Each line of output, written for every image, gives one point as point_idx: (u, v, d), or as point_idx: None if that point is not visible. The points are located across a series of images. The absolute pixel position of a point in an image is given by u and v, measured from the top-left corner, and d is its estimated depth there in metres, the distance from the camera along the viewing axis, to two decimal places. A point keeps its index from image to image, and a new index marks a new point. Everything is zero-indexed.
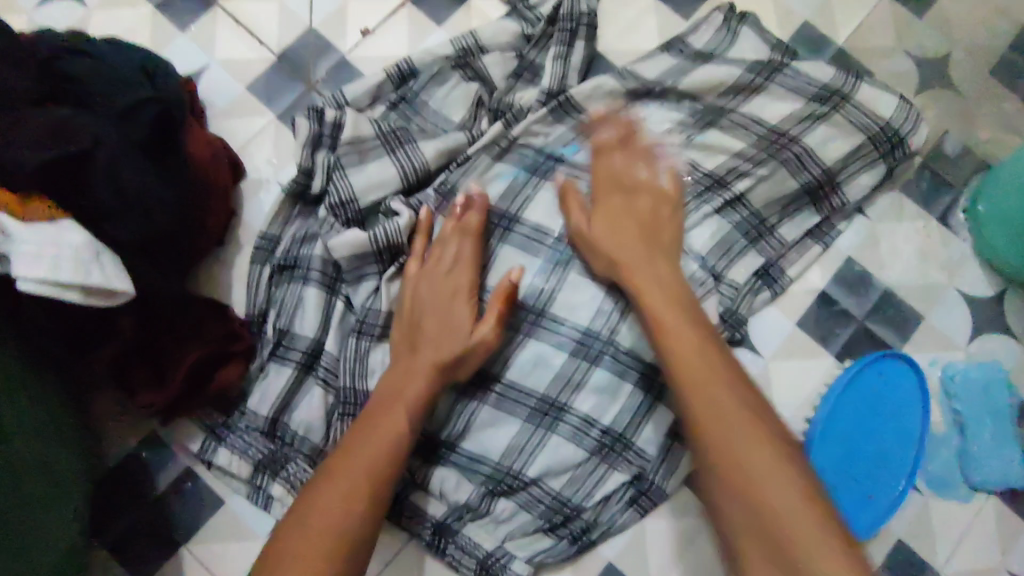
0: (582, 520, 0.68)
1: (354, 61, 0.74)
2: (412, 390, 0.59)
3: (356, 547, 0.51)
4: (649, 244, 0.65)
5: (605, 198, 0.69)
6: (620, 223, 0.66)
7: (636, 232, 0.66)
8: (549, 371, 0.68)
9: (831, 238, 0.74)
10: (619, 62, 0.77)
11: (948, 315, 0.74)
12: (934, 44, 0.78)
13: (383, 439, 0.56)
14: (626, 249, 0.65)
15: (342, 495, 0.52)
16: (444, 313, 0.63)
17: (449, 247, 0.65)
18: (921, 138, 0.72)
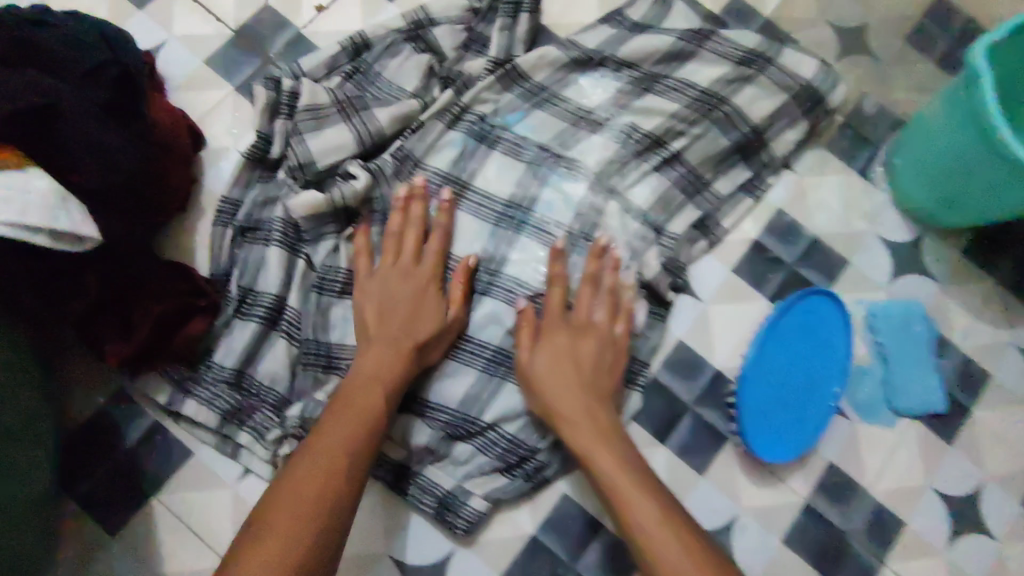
0: (536, 460, 0.69)
1: (310, 35, 0.80)
2: (391, 369, 0.63)
3: (338, 507, 0.54)
4: (589, 388, 0.65)
5: (552, 329, 0.68)
6: (562, 358, 0.66)
7: (574, 375, 0.65)
8: (499, 327, 0.71)
9: (761, 191, 0.79)
10: (564, 33, 0.84)
11: (871, 259, 0.79)
12: (850, 14, 0.87)
13: (356, 416, 0.59)
14: (567, 397, 0.64)
15: (324, 465, 0.55)
16: (415, 297, 0.67)
17: (405, 235, 0.69)
18: (839, 95, 0.79)
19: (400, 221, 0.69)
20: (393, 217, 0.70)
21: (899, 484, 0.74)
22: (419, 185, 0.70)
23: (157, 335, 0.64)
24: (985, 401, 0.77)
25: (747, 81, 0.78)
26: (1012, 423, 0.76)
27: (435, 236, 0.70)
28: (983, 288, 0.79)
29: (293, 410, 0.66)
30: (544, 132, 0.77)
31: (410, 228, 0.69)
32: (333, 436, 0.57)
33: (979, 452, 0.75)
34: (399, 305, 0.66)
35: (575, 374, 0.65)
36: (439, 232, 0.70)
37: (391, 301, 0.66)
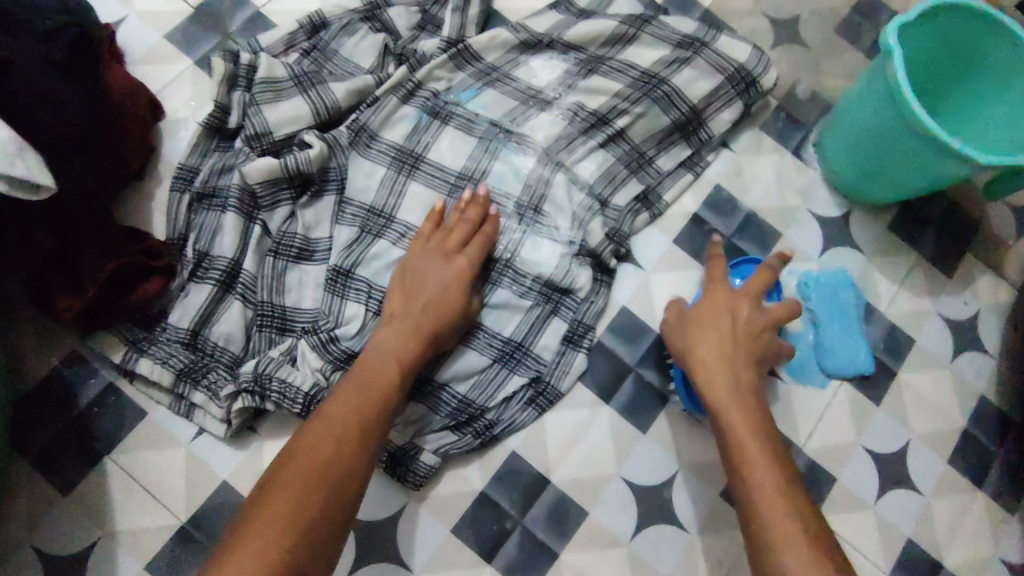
0: (485, 418, 0.72)
1: (270, 13, 0.83)
2: (407, 353, 0.64)
3: (348, 481, 0.54)
4: (738, 340, 0.65)
5: (715, 289, 0.69)
6: (723, 312, 0.67)
7: (743, 335, 0.66)
8: None
9: (701, 167, 0.84)
10: (516, 18, 0.88)
11: (802, 231, 0.84)
12: (784, 7, 0.93)
13: (377, 391, 0.60)
14: (707, 343, 0.66)
15: (339, 432, 0.56)
16: (445, 287, 0.69)
17: (454, 231, 0.72)
18: (771, 77, 0.84)
19: (461, 224, 0.72)
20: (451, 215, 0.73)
21: (831, 441, 0.78)
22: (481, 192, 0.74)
23: (112, 289, 0.66)
24: (909, 364, 0.82)
25: (689, 55, 0.83)
26: (934, 384, 0.82)
27: (480, 238, 0.72)
28: (908, 260, 0.85)
29: (246, 366, 0.68)
30: (496, 109, 0.81)
31: (461, 225, 0.72)
32: (342, 410, 0.58)
33: (904, 412, 0.80)
34: (424, 290, 0.68)
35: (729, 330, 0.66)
36: (479, 234, 0.72)
37: (420, 291, 0.68)
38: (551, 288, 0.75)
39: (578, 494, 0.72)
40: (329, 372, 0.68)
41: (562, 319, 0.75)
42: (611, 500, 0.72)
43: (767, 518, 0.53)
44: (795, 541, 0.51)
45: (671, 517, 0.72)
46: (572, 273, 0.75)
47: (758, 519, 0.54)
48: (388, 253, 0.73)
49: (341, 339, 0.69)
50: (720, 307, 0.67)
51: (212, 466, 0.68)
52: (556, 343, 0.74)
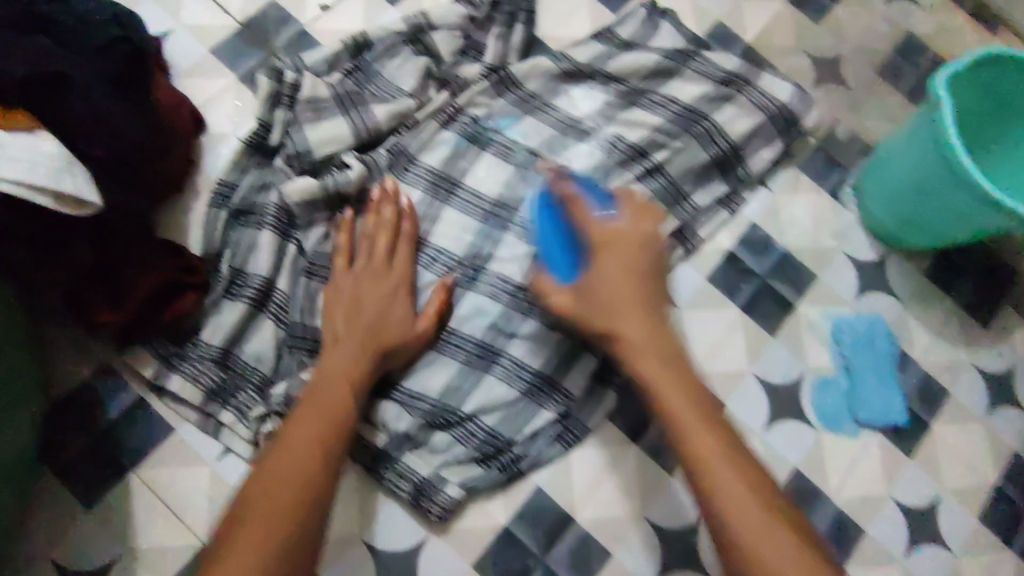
0: (512, 452, 0.71)
1: (314, 31, 0.83)
2: (357, 369, 0.65)
3: (313, 502, 0.55)
4: (644, 299, 0.62)
5: (605, 251, 0.63)
6: (625, 278, 0.62)
7: (642, 291, 0.62)
8: (481, 322, 0.73)
9: (738, 205, 0.83)
10: (557, 45, 0.87)
11: (839, 274, 0.83)
12: (827, 46, 0.93)
13: (328, 412, 0.61)
14: (624, 322, 0.61)
15: (296, 458, 0.57)
16: (382, 300, 0.68)
17: (376, 235, 0.71)
18: (813, 117, 0.84)
19: (381, 232, 0.71)
20: (368, 222, 0.71)
21: (860, 491, 0.76)
22: (391, 186, 0.72)
23: (148, 304, 0.65)
24: (942, 416, 0.80)
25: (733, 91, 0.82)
26: (966, 438, 0.80)
27: (404, 242, 0.72)
28: (943, 309, 0.84)
29: (277, 388, 0.68)
30: (534, 139, 0.80)
31: (383, 229, 0.71)
32: (298, 439, 0.58)
33: (936, 465, 0.79)
34: (364, 304, 0.68)
35: (638, 296, 0.62)
36: (403, 238, 0.72)
37: (358, 305, 0.68)
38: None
39: (602, 533, 0.71)
40: None
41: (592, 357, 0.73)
42: (635, 542, 0.71)
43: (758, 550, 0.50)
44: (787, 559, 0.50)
45: (695, 563, 0.71)
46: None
47: (746, 549, 0.51)
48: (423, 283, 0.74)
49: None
50: (620, 272, 0.62)
51: (236, 487, 0.68)
52: (585, 380, 0.73)
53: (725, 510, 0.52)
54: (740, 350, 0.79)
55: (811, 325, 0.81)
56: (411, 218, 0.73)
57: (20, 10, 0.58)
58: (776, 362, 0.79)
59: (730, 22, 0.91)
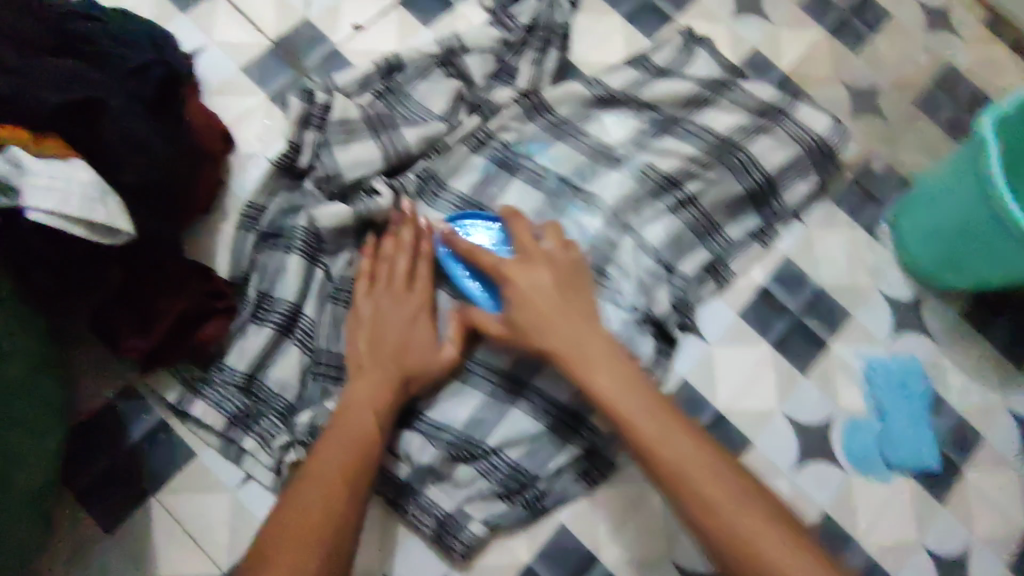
0: (536, 488, 0.70)
1: (346, 51, 0.82)
2: (380, 398, 0.63)
3: (343, 537, 0.55)
4: (565, 307, 0.64)
5: (519, 269, 0.66)
6: (538, 292, 0.64)
7: (566, 302, 0.64)
8: (509, 352, 0.71)
9: (771, 239, 0.81)
10: (590, 70, 0.86)
11: (872, 313, 0.81)
12: (864, 76, 0.91)
13: (354, 443, 0.60)
14: (561, 333, 0.62)
15: (323, 491, 0.56)
16: (405, 324, 0.67)
17: (396, 258, 0.69)
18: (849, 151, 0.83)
19: (400, 253, 0.69)
20: (386, 243, 0.69)
21: (891, 537, 0.75)
22: (409, 208, 0.70)
23: (176, 330, 0.65)
24: (976, 462, 0.78)
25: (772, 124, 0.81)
26: (1001, 485, 0.78)
27: (422, 266, 0.69)
28: (979, 351, 0.82)
29: (301, 417, 0.67)
30: (566, 165, 0.79)
31: (402, 250, 0.69)
32: (325, 471, 0.57)
33: (969, 513, 0.77)
34: (387, 328, 0.66)
35: (558, 305, 0.63)
36: (425, 259, 0.69)
37: (381, 329, 0.66)
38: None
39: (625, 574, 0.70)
40: None
41: None
42: None
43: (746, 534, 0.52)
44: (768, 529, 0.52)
45: None
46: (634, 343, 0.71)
47: (747, 542, 0.52)
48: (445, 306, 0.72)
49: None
50: (529, 288, 0.64)
51: (257, 516, 0.67)
52: None
53: (710, 513, 0.53)
54: (771, 388, 0.77)
55: (843, 365, 0.79)
56: (431, 239, 0.70)
57: (54, 31, 0.57)
58: (807, 402, 0.77)
59: (766, 50, 0.90)
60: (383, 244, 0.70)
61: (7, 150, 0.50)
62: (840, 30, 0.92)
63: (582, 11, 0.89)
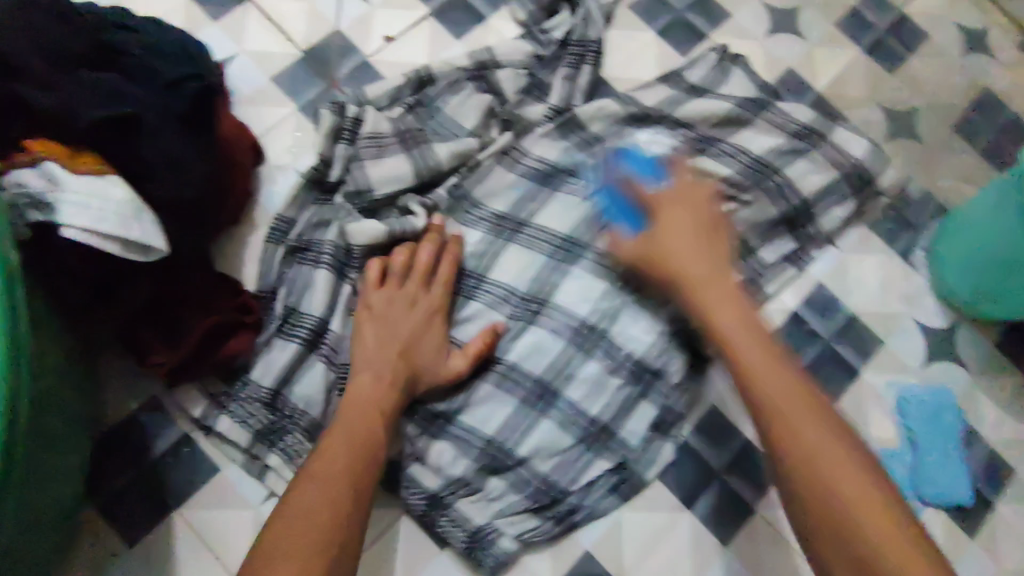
0: (567, 503, 0.68)
1: (377, 63, 0.82)
2: (382, 400, 0.62)
3: (347, 545, 0.54)
4: (704, 246, 0.64)
5: (664, 204, 0.66)
6: (680, 225, 0.65)
7: (701, 241, 0.64)
8: (543, 359, 0.70)
9: (806, 263, 0.80)
10: (622, 86, 0.85)
11: (905, 341, 0.80)
12: (901, 98, 0.89)
13: (357, 446, 0.59)
14: (690, 265, 0.63)
15: (324, 496, 0.55)
16: (416, 329, 0.66)
17: (415, 256, 0.69)
18: (889, 176, 0.82)
19: (423, 253, 0.69)
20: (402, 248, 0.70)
21: None
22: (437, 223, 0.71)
23: (204, 347, 0.65)
24: (1010, 496, 0.76)
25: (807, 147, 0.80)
26: None
27: (442, 272, 0.69)
28: (1013, 382, 0.80)
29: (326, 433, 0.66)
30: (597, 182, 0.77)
31: (425, 249, 0.69)
32: (327, 475, 0.56)
33: (1003, 548, 0.74)
34: (400, 328, 0.66)
35: (695, 244, 0.64)
36: (444, 266, 0.70)
37: (389, 330, 0.65)
38: (644, 368, 0.71)
39: None
40: (414, 438, 0.68)
41: (652, 405, 0.71)
42: None
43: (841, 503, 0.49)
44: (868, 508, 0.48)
45: None
46: (668, 356, 0.71)
47: (847, 509, 0.49)
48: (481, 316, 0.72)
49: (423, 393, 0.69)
50: (673, 219, 0.65)
51: None
52: (644, 429, 0.71)
53: (819, 470, 0.50)
54: None
55: (875, 392, 0.78)
56: (455, 243, 0.71)
57: (89, 41, 0.57)
58: None
59: (801, 69, 0.89)
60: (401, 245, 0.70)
61: (42, 165, 0.51)
62: (876, 50, 0.91)
63: (615, 26, 0.88)
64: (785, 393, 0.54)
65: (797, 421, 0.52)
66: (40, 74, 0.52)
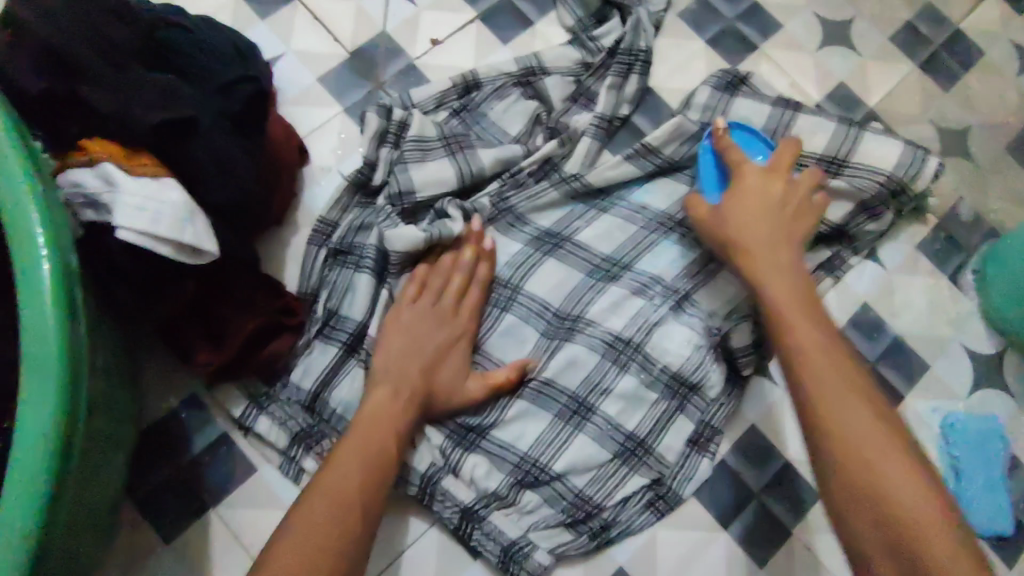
0: (601, 517, 0.68)
1: (422, 66, 0.81)
2: (401, 414, 0.62)
3: (355, 558, 0.54)
4: (778, 217, 0.65)
5: (749, 173, 0.67)
6: (750, 199, 0.66)
7: (773, 215, 0.65)
8: (580, 373, 0.69)
9: (842, 272, 0.77)
10: (670, 96, 0.84)
11: (951, 366, 0.78)
12: (954, 116, 0.87)
13: (373, 456, 0.59)
14: (750, 233, 0.64)
15: (335, 504, 0.55)
16: (445, 345, 0.66)
17: (449, 273, 0.69)
18: (927, 176, 0.75)
19: (460, 270, 0.69)
20: (445, 257, 0.69)
21: None
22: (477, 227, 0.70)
23: (246, 347, 0.65)
24: None
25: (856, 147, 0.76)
26: None
27: (475, 290, 0.69)
28: None
29: None
30: (663, 199, 0.77)
31: (459, 265, 0.69)
32: (340, 483, 0.56)
33: None
34: (427, 348, 0.65)
35: (771, 222, 0.65)
36: (477, 285, 0.69)
37: (417, 344, 0.65)
38: (680, 382, 0.70)
39: None
40: (448, 451, 0.67)
41: (688, 418, 0.70)
42: None
43: (895, 496, 0.47)
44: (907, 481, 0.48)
45: None
46: (705, 369, 0.70)
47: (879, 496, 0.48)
48: (519, 331, 0.71)
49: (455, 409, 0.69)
50: (755, 189, 0.66)
51: None
52: (681, 445, 0.70)
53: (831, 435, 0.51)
54: None
55: (918, 419, 0.76)
56: (488, 262, 0.70)
57: (147, 40, 0.56)
58: None
59: (853, 84, 0.87)
60: (443, 255, 0.70)
61: (100, 166, 0.52)
62: (931, 65, 0.89)
63: (663, 34, 0.86)
64: (818, 353, 0.55)
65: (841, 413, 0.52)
66: (100, 75, 0.52)
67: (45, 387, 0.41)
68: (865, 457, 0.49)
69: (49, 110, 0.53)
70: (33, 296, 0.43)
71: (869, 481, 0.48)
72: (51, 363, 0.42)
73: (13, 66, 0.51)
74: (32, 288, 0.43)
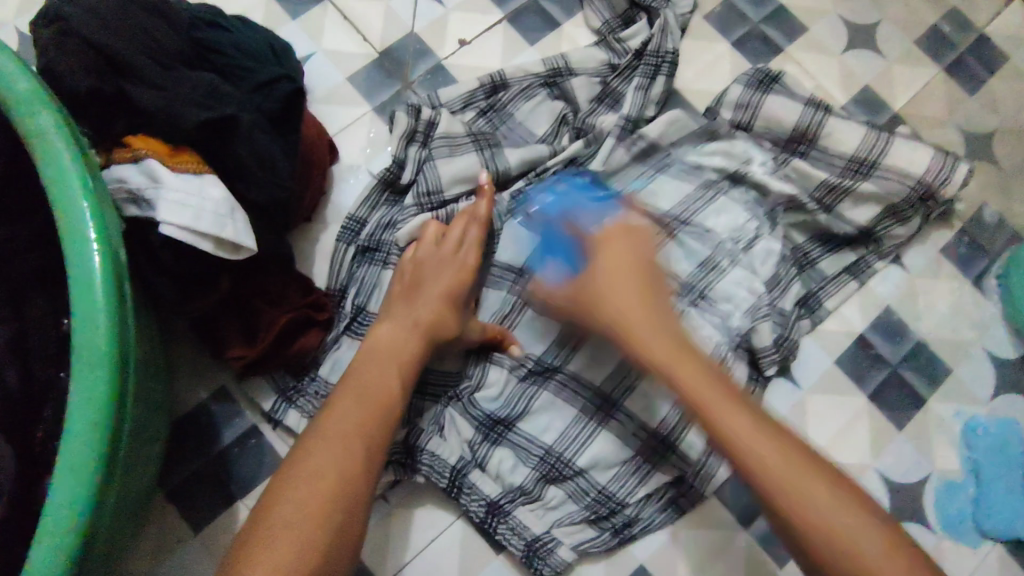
0: (624, 514, 0.68)
1: (450, 66, 0.82)
2: (406, 350, 0.60)
3: (356, 499, 0.51)
4: (641, 287, 0.58)
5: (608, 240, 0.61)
6: (605, 265, 0.59)
7: (624, 270, 0.59)
8: (603, 368, 0.69)
9: (865, 277, 0.78)
10: (694, 99, 0.85)
11: (972, 370, 0.78)
12: (980, 120, 0.87)
13: (374, 398, 0.56)
14: (613, 286, 0.58)
15: (335, 441, 0.53)
16: (445, 285, 0.64)
17: (453, 228, 0.67)
18: (959, 182, 0.75)
19: (462, 222, 0.67)
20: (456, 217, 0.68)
21: None
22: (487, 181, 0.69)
23: (278, 342, 0.66)
24: None
25: (884, 146, 0.75)
26: None
27: (473, 231, 0.67)
28: None
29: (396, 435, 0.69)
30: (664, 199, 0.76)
31: (460, 220, 0.68)
32: (338, 425, 0.54)
33: None
34: (425, 298, 0.63)
35: (638, 284, 0.58)
36: (473, 222, 0.67)
37: (420, 281, 0.64)
38: None
39: None
40: (476, 444, 0.68)
41: None
42: None
43: (835, 523, 0.45)
44: (853, 518, 0.46)
45: None
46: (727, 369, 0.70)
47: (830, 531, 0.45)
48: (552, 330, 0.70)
49: (481, 402, 0.68)
50: (621, 252, 0.60)
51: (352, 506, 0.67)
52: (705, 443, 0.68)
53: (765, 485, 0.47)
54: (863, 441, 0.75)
55: (940, 422, 0.76)
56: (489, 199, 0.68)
57: (190, 41, 0.59)
58: (901, 457, 0.75)
59: (878, 87, 0.87)
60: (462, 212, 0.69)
61: (144, 162, 0.54)
62: (957, 70, 0.89)
63: (690, 36, 0.87)
64: (727, 406, 0.50)
65: (776, 462, 0.47)
66: (148, 74, 0.54)
67: (97, 376, 0.43)
68: (796, 493, 0.46)
69: (95, 108, 0.54)
70: (86, 289, 0.44)
71: (805, 529, 0.46)
72: (102, 353, 0.43)
73: (58, 63, 0.52)
74: (84, 281, 0.44)
